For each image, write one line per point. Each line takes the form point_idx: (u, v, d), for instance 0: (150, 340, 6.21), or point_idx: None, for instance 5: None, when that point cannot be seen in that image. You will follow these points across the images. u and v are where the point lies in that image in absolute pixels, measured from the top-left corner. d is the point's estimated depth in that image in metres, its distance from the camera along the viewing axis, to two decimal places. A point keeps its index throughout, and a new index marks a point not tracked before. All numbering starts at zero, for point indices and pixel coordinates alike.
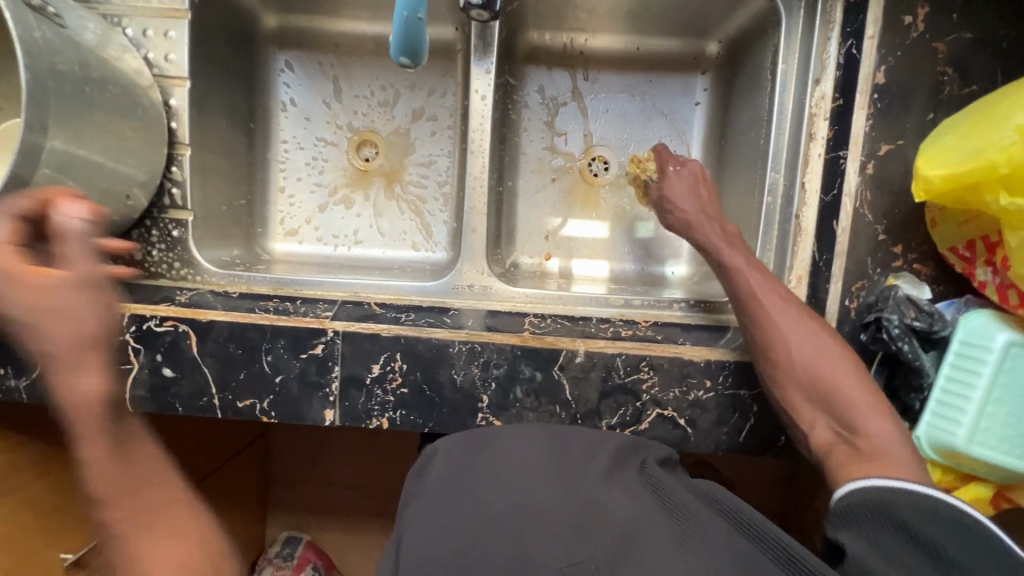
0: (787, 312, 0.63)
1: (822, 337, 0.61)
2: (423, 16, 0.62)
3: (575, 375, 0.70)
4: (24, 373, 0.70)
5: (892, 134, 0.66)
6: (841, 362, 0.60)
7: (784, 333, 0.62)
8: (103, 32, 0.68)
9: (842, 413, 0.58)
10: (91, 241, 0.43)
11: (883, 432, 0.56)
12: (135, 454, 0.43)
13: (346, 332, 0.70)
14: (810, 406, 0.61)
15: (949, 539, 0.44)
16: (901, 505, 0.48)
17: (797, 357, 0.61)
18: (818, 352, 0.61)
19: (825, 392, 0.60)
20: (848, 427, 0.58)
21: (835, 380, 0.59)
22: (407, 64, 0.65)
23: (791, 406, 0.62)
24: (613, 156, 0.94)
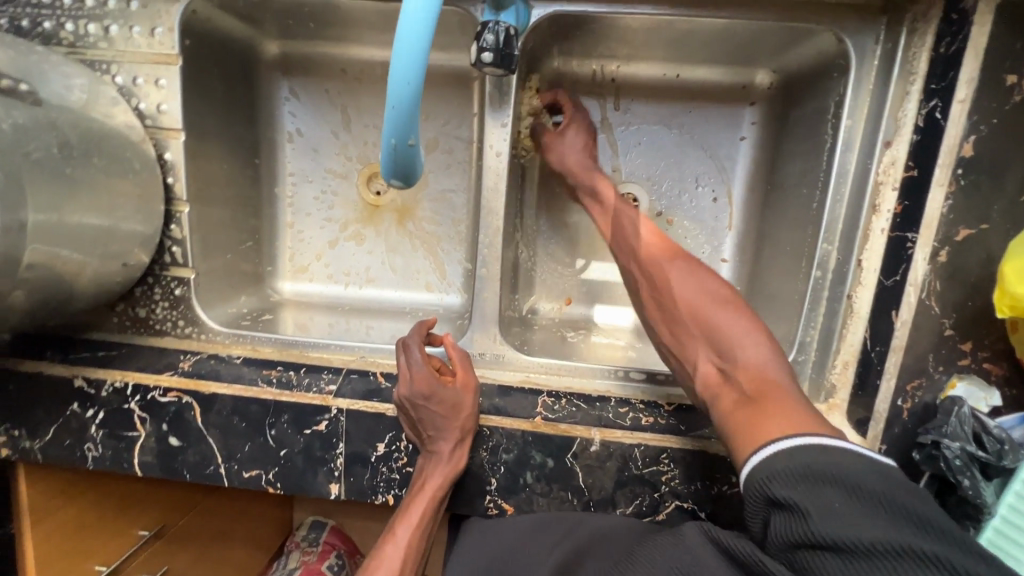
0: (669, 257, 0.66)
1: (709, 280, 0.64)
2: (414, 143, 0.49)
3: (589, 464, 0.66)
4: (36, 435, 0.70)
5: (975, 217, 0.56)
6: (724, 301, 0.62)
7: (665, 273, 0.65)
8: (92, 87, 0.64)
9: (726, 347, 0.59)
10: (468, 357, 0.68)
11: (761, 360, 0.57)
12: (430, 519, 0.65)
13: (350, 410, 0.67)
14: (694, 346, 0.62)
15: (844, 509, 0.42)
16: (790, 479, 0.45)
17: (680, 294, 0.63)
18: (703, 294, 0.62)
19: (706, 327, 0.61)
20: (729, 359, 0.58)
21: (716, 314, 0.61)
22: (397, 183, 0.54)
23: (680, 348, 0.63)
24: (644, 194, 0.84)
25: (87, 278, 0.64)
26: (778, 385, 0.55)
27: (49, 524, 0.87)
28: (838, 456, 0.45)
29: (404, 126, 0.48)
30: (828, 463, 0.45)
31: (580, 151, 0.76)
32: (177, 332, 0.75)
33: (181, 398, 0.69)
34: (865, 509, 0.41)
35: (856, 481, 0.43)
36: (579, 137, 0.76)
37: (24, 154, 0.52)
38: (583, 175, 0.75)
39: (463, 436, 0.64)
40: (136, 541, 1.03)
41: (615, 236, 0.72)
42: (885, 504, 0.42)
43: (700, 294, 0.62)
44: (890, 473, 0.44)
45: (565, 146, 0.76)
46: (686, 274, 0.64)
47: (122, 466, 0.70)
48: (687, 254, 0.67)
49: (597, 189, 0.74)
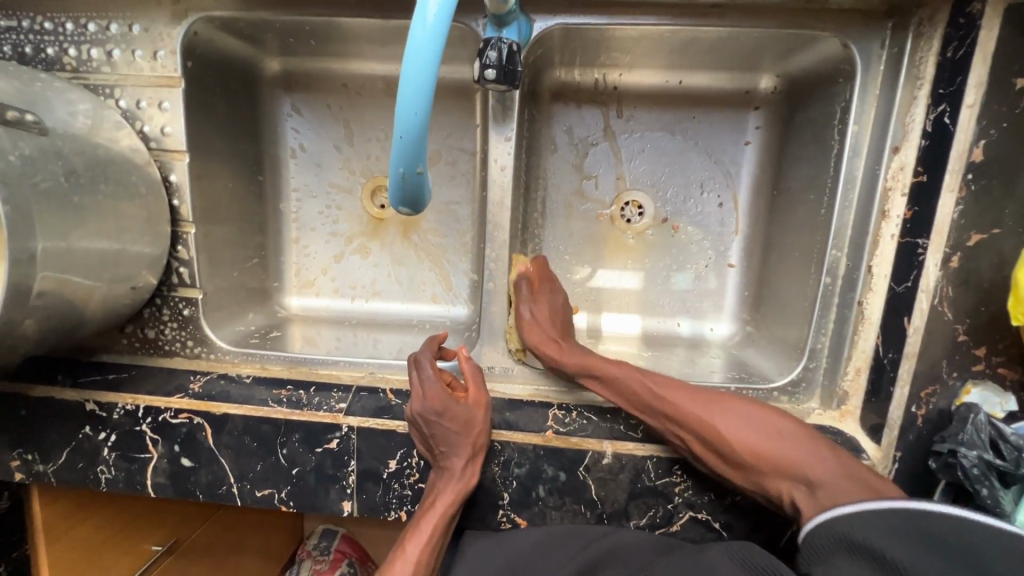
0: (697, 402, 0.62)
1: (752, 414, 0.61)
2: (423, 171, 0.49)
3: (602, 477, 0.65)
4: (49, 458, 0.70)
5: (986, 221, 0.55)
6: (770, 425, 0.60)
7: (700, 413, 0.62)
8: (96, 112, 0.64)
9: (803, 475, 0.57)
10: (481, 373, 0.68)
11: (834, 474, 0.56)
12: (443, 534, 0.64)
13: (361, 428, 0.67)
14: (771, 483, 0.58)
15: (924, 559, 0.45)
16: (872, 526, 0.49)
17: (733, 442, 0.59)
18: (748, 430, 0.60)
19: (777, 462, 0.58)
20: (812, 486, 0.56)
21: (776, 447, 0.58)
22: (407, 210, 0.55)
23: (755, 485, 0.59)
24: (649, 201, 0.84)
25: (96, 302, 0.64)
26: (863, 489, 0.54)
27: (62, 544, 0.88)
28: (937, 522, 0.48)
29: (412, 155, 0.48)
30: (918, 526, 0.48)
31: (552, 325, 0.72)
32: (186, 352, 0.76)
33: (192, 419, 0.69)
34: (947, 561, 0.44)
35: (943, 540, 0.46)
36: (546, 306, 0.73)
37: (32, 185, 0.52)
38: (560, 351, 0.69)
39: (475, 451, 0.64)
40: (149, 556, 1.04)
41: (615, 395, 0.67)
42: (968, 559, 0.44)
43: (749, 432, 0.59)
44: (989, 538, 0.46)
45: (539, 318, 0.72)
46: (725, 416, 0.61)
47: (135, 488, 0.71)
48: (707, 392, 0.64)
49: (581, 360, 0.68)
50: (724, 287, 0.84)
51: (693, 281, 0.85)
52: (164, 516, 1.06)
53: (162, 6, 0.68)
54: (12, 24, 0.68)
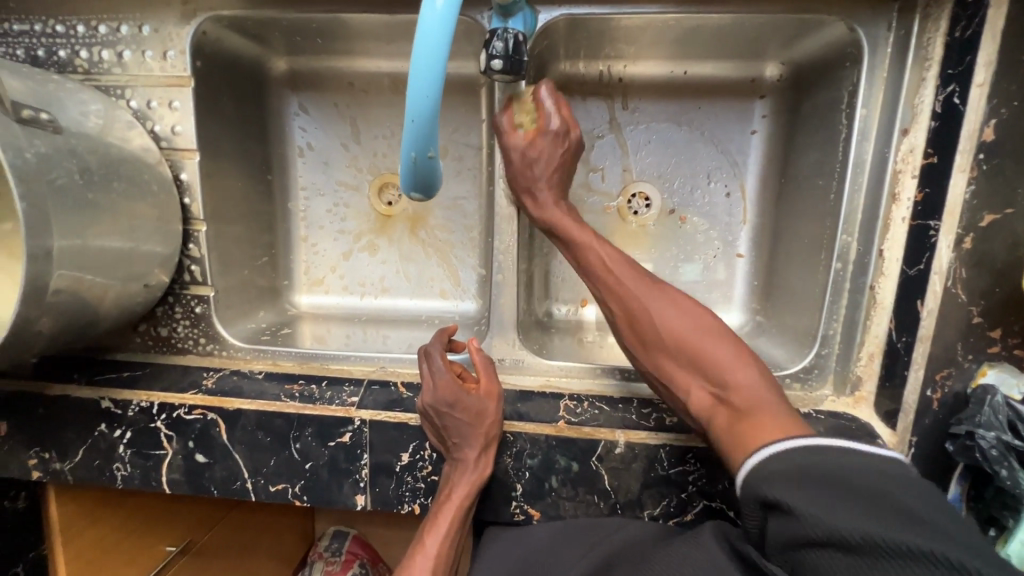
0: (642, 283, 0.63)
1: (687, 307, 0.61)
2: (435, 155, 0.49)
3: (615, 466, 0.65)
4: (66, 456, 0.71)
5: (999, 202, 0.55)
6: (707, 328, 0.59)
7: (641, 300, 0.62)
8: (108, 112, 0.65)
9: (718, 374, 0.57)
10: (490, 363, 0.68)
11: (754, 387, 0.55)
12: (461, 528, 0.64)
13: (373, 421, 0.67)
14: (682, 372, 0.59)
15: (828, 503, 0.42)
16: (780, 478, 0.46)
17: (658, 325, 0.60)
18: (681, 320, 0.60)
19: (697, 357, 0.58)
20: (721, 386, 0.56)
21: (705, 343, 0.58)
22: (419, 196, 0.55)
23: (667, 376, 0.61)
24: (656, 192, 0.84)
25: (110, 300, 0.65)
26: (772, 409, 0.54)
27: (79, 545, 0.88)
28: (835, 460, 0.46)
29: (424, 140, 0.48)
30: (819, 466, 0.46)
31: (550, 176, 0.69)
32: (199, 350, 0.76)
33: (206, 415, 0.69)
34: (849, 502, 0.42)
35: (843, 479, 0.44)
36: (553, 151, 0.69)
37: (47, 182, 0.53)
38: (541, 204, 0.69)
39: (488, 441, 0.64)
40: (164, 556, 1.05)
41: (576, 260, 0.67)
42: (871, 497, 0.42)
43: (682, 323, 0.60)
44: (886, 472, 0.44)
45: (541, 160, 0.68)
46: (663, 304, 0.61)
47: (150, 484, 0.71)
48: (659, 279, 0.64)
49: (558, 217, 0.68)
50: (733, 277, 0.84)
51: (702, 271, 0.84)
52: (179, 515, 1.06)
53: (172, 7, 0.69)
54: (25, 28, 0.69)
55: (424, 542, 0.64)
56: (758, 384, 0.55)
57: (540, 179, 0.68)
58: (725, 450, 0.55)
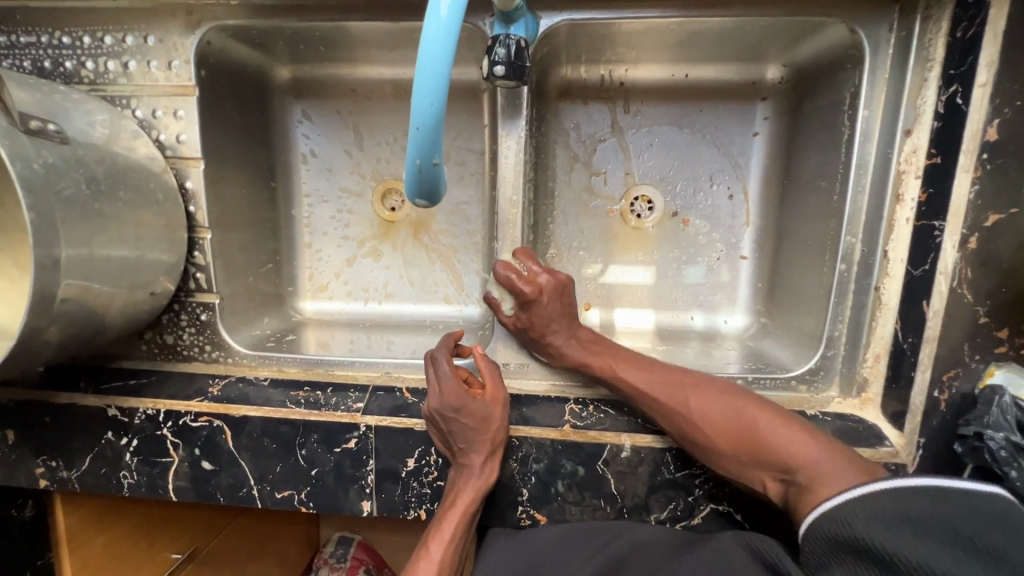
0: (673, 388, 0.63)
1: (718, 396, 0.61)
2: (439, 162, 0.50)
3: (621, 470, 0.65)
4: (73, 464, 0.71)
5: (1003, 202, 0.55)
6: (753, 412, 0.59)
7: (676, 401, 0.62)
8: (113, 122, 0.66)
9: (779, 461, 0.56)
10: (496, 367, 0.68)
11: (814, 458, 0.54)
12: (464, 535, 0.64)
13: (378, 427, 0.67)
14: (748, 468, 0.58)
15: (920, 545, 0.42)
16: (861, 516, 0.46)
17: (706, 425, 0.60)
18: (721, 413, 0.60)
19: (755, 448, 0.57)
20: (790, 472, 0.55)
21: (751, 426, 0.58)
22: (424, 202, 0.55)
23: (734, 472, 0.59)
24: (658, 195, 0.84)
25: (117, 308, 0.65)
26: (838, 474, 0.52)
27: (83, 554, 0.88)
28: (930, 506, 0.45)
29: (429, 147, 0.49)
30: (910, 508, 0.45)
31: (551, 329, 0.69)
32: (204, 357, 0.76)
33: (212, 422, 0.69)
34: (941, 545, 0.42)
35: (934, 522, 0.44)
36: (550, 299, 0.69)
37: (55, 192, 0.53)
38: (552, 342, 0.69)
39: (493, 446, 0.64)
40: (169, 564, 1.04)
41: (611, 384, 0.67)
42: (963, 540, 0.42)
43: (722, 416, 0.59)
44: (974, 511, 0.44)
45: (539, 321, 0.68)
46: (698, 401, 0.61)
47: (157, 492, 0.71)
48: (688, 373, 0.64)
49: (578, 355, 0.69)
50: (737, 279, 0.84)
51: (705, 273, 0.84)
52: (185, 521, 1.06)
53: (176, 17, 0.69)
54: (32, 40, 0.70)
55: (428, 548, 0.64)
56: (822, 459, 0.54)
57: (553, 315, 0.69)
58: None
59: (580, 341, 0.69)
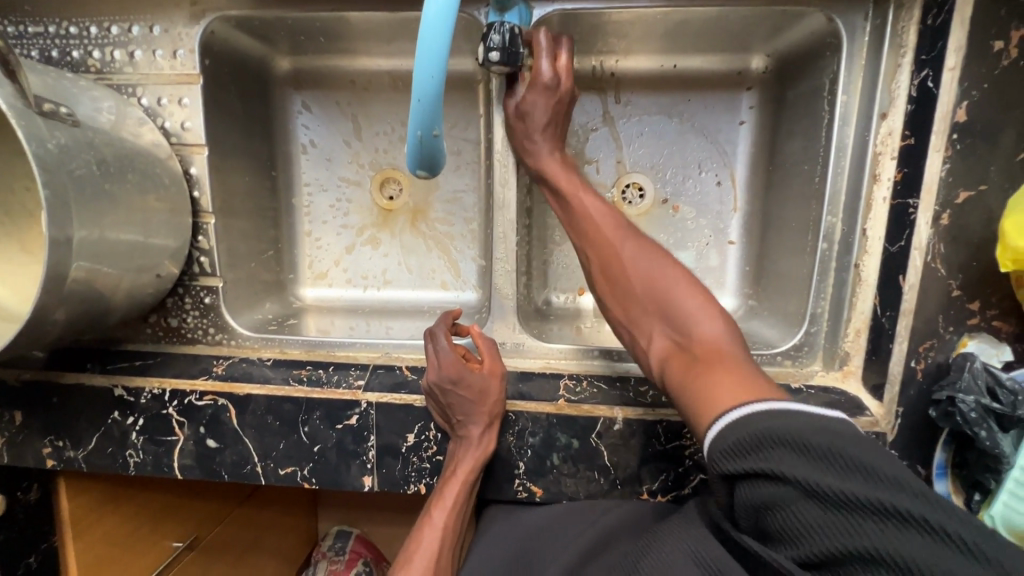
0: (621, 236, 0.67)
1: (658, 257, 0.65)
2: (439, 134, 0.53)
3: (614, 443, 0.67)
4: (80, 444, 0.73)
5: (973, 179, 0.58)
6: (679, 284, 0.63)
7: (620, 250, 0.66)
8: (119, 109, 0.68)
9: (680, 324, 0.61)
10: (494, 344, 0.71)
11: (714, 335, 0.58)
12: (465, 503, 0.67)
13: (379, 403, 0.69)
14: (651, 320, 0.63)
15: (795, 468, 0.43)
16: (740, 447, 0.47)
17: (632, 272, 0.65)
18: (653, 271, 0.64)
19: (663, 304, 0.62)
20: (683, 334, 0.60)
21: (673, 293, 0.62)
22: (425, 171, 0.59)
23: (636, 323, 0.65)
24: (649, 182, 0.87)
25: (123, 290, 0.67)
26: (728, 355, 0.56)
27: (90, 538, 0.90)
28: (793, 420, 0.46)
29: (429, 119, 0.52)
30: (777, 423, 0.46)
31: (540, 137, 0.71)
32: (208, 339, 0.78)
33: (216, 400, 0.71)
34: (817, 465, 0.43)
35: (804, 439, 0.44)
36: (545, 100, 0.70)
37: (68, 171, 0.55)
38: (532, 146, 0.72)
39: (492, 414, 0.66)
40: (170, 553, 1.05)
41: (565, 214, 0.72)
42: (831, 455, 0.43)
43: (652, 273, 0.64)
44: (844, 430, 0.45)
45: (534, 111, 0.70)
46: (638, 254, 0.66)
47: (162, 470, 0.73)
48: (639, 233, 0.68)
49: (549, 167, 0.72)
50: (725, 263, 0.87)
51: (695, 258, 0.87)
52: (187, 510, 1.08)
53: (181, 8, 0.72)
54: (39, 30, 0.72)
55: (430, 516, 0.67)
56: (720, 333, 0.58)
57: (541, 111, 0.70)
58: (677, 392, 0.58)
59: (559, 163, 0.73)
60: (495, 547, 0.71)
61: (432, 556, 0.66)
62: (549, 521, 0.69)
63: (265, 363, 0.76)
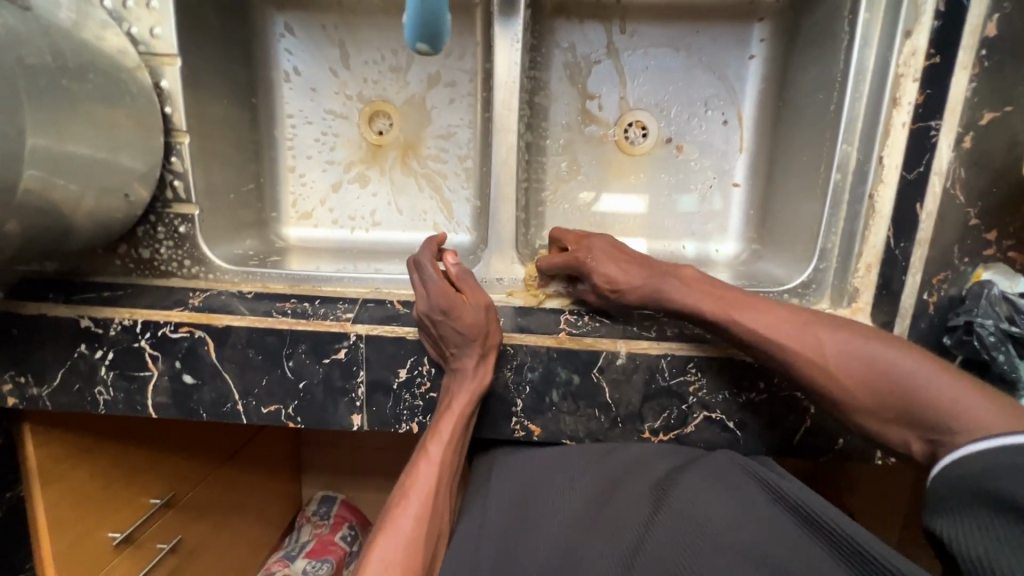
0: (808, 330, 0.57)
1: (860, 340, 0.55)
2: None
3: (616, 378, 0.65)
4: (43, 380, 0.68)
5: (999, 100, 0.57)
6: (901, 364, 0.53)
7: (815, 345, 0.56)
8: (80, 7, 0.61)
9: (928, 420, 0.51)
10: (472, 275, 0.66)
11: (981, 419, 0.48)
12: (463, 436, 0.64)
13: (369, 335, 0.65)
14: (892, 425, 0.54)
15: None
16: (984, 472, 0.45)
17: (842, 375, 0.55)
18: (863, 364, 0.54)
19: (902, 401, 0.52)
20: (939, 430, 0.50)
21: (904, 385, 0.52)
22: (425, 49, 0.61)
23: (873, 427, 0.55)
24: (652, 120, 0.83)
25: (87, 210, 0.61)
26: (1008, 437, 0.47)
27: (63, 487, 0.84)
28: None
29: None
30: None
31: (632, 276, 0.63)
32: (183, 272, 0.73)
33: (193, 332, 0.66)
34: None
35: None
36: (608, 259, 0.64)
37: (19, 59, 0.50)
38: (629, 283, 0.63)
39: (489, 341, 0.63)
40: (148, 509, 1.00)
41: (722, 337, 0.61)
42: None
43: (862, 365, 0.54)
44: None
45: (617, 278, 0.63)
46: (838, 345, 0.55)
47: (135, 408, 0.69)
48: (823, 315, 0.58)
49: (681, 299, 0.61)
50: (729, 207, 0.84)
51: (698, 202, 0.84)
52: (165, 464, 1.03)
53: None
54: None
55: (427, 451, 0.63)
56: (987, 418, 0.48)
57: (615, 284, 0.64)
58: None
59: (682, 280, 0.62)
60: (506, 483, 0.66)
61: (429, 491, 0.62)
62: (546, 458, 0.67)
63: (246, 297, 0.71)
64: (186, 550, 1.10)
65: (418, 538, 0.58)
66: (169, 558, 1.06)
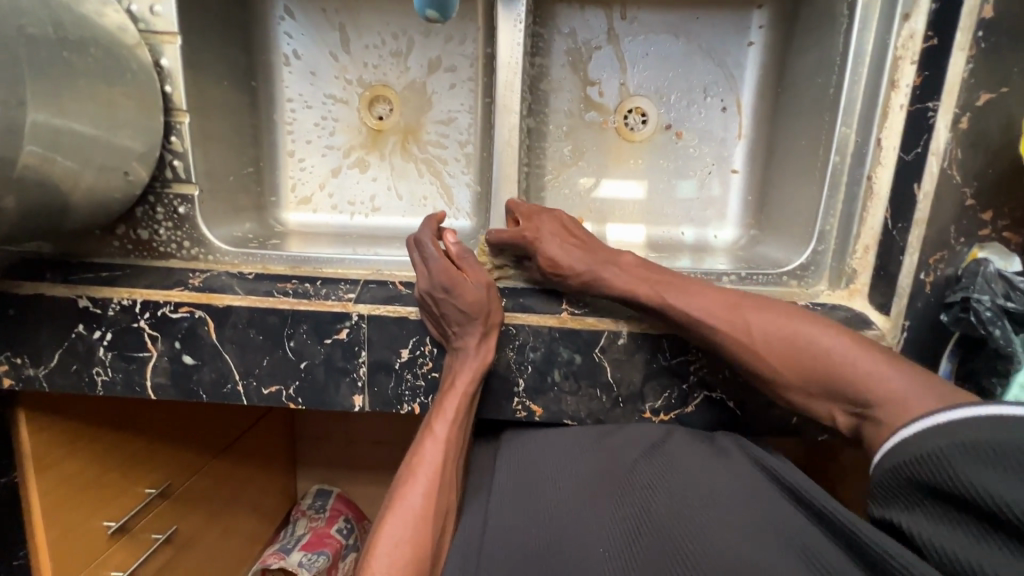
0: (739, 312, 0.59)
1: (788, 321, 0.58)
2: None
3: (617, 358, 0.65)
4: (41, 361, 0.67)
5: (994, 81, 0.56)
6: (820, 341, 0.57)
7: (744, 327, 0.59)
8: None
9: (849, 393, 0.55)
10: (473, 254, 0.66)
11: (895, 390, 0.52)
12: (466, 414, 0.64)
13: (371, 315, 0.65)
14: (817, 398, 0.57)
15: (966, 469, 0.41)
16: (917, 453, 0.46)
17: (771, 354, 0.58)
18: (788, 343, 0.57)
19: (823, 376, 0.56)
20: (858, 401, 0.54)
21: (826, 361, 0.56)
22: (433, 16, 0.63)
23: (802, 401, 0.58)
24: (652, 107, 0.83)
25: (85, 187, 0.60)
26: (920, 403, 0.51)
27: (57, 475, 0.83)
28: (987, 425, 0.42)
29: None
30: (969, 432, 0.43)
31: (576, 258, 0.64)
32: (182, 254, 0.72)
33: (193, 313, 0.66)
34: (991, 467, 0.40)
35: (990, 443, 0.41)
36: (552, 241, 0.65)
37: (19, 29, 0.49)
38: (570, 264, 0.64)
39: (491, 321, 0.63)
40: (143, 498, 0.99)
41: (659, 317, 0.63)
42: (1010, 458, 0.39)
43: (786, 344, 0.57)
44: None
45: (562, 259, 0.64)
46: (765, 326, 0.59)
47: (134, 389, 0.68)
48: (755, 298, 0.61)
49: (614, 279, 0.63)
50: (727, 193, 0.85)
51: (697, 188, 0.85)
52: (160, 453, 1.02)
53: None
54: None
55: (432, 429, 0.63)
56: (904, 389, 0.52)
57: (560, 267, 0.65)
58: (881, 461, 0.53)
59: (619, 264, 0.64)
60: (511, 465, 0.65)
61: (434, 470, 0.61)
62: (551, 437, 0.67)
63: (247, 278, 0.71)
64: (182, 540, 1.10)
65: (426, 518, 0.58)
66: (164, 549, 1.05)
